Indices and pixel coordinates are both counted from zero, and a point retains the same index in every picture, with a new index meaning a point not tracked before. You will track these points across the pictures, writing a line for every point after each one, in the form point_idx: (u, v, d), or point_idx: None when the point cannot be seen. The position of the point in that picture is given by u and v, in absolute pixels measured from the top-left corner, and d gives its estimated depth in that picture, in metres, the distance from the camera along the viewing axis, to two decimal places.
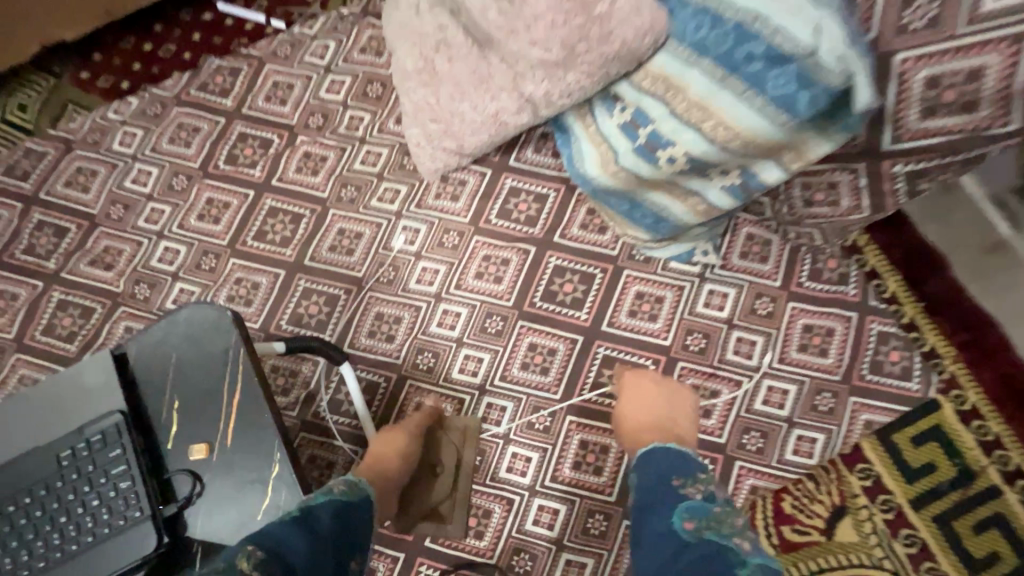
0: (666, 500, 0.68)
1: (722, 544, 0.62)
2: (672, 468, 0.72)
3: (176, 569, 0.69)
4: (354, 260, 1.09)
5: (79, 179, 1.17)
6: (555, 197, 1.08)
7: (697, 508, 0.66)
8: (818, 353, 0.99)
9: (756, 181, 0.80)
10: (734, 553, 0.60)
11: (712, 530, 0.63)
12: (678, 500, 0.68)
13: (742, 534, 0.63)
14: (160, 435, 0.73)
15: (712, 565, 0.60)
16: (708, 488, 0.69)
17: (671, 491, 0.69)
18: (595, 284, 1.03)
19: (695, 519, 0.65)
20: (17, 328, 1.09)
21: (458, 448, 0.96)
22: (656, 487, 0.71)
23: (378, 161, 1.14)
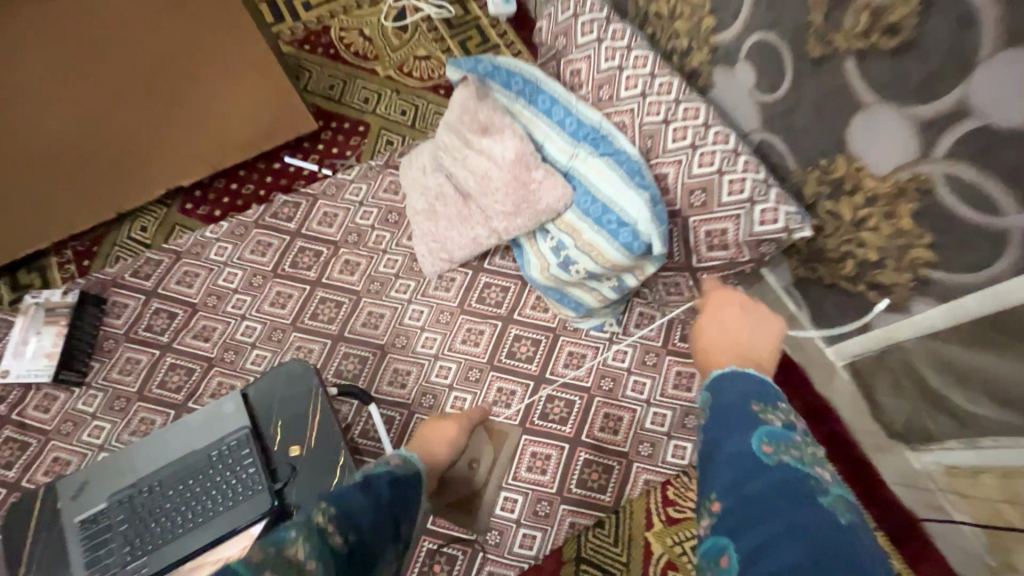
0: (749, 423, 0.74)
1: (801, 468, 0.68)
2: (753, 397, 0.80)
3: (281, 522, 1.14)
4: (379, 332, 1.60)
5: (186, 278, 1.69)
6: (514, 288, 1.62)
7: (779, 434, 0.72)
8: (686, 388, 1.50)
9: (626, 284, 1.36)
10: (812, 479, 0.66)
11: (792, 456, 0.69)
12: (760, 423, 0.74)
13: (819, 464, 0.69)
14: (269, 442, 1.20)
15: (794, 484, 0.65)
16: (786, 418, 0.76)
17: (752, 415, 0.76)
18: (541, 346, 1.56)
19: (773, 443, 0.71)
20: (139, 383, 1.56)
21: (493, 452, 1.45)
22: (736, 410, 0.78)
23: (395, 265, 1.68)
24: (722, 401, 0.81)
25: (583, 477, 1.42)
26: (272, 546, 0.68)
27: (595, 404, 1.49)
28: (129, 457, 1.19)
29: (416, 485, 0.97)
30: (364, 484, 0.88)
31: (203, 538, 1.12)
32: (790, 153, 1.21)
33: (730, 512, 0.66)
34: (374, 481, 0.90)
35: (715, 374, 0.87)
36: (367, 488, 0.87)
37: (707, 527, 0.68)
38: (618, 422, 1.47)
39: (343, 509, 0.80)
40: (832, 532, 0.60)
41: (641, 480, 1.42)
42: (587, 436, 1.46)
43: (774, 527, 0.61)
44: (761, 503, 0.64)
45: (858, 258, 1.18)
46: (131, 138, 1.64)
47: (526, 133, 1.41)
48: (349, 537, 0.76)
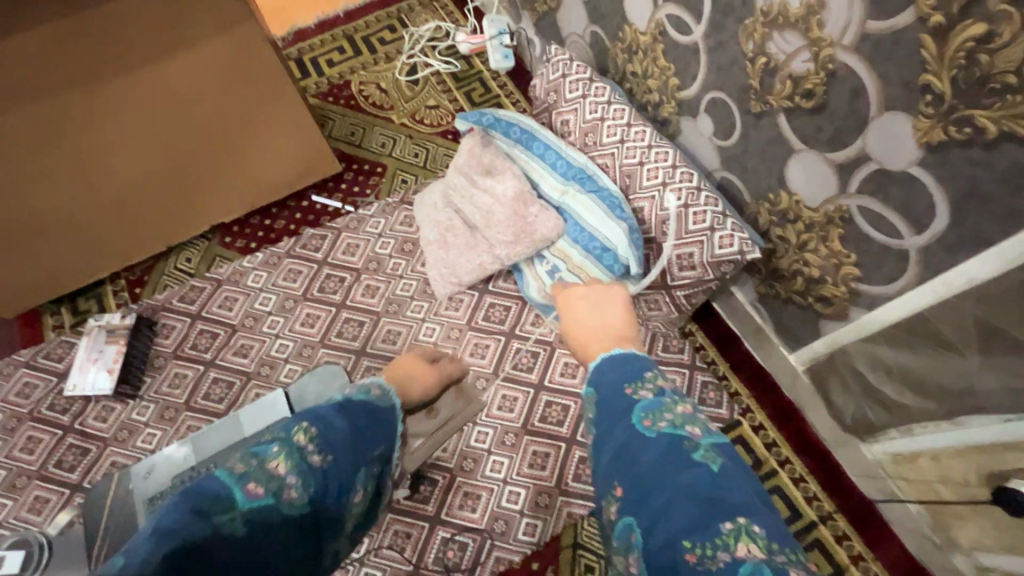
0: (628, 408, 0.91)
1: (677, 432, 0.86)
2: (625, 380, 0.96)
3: None
4: (397, 347, 1.82)
5: (226, 303, 1.92)
6: (515, 307, 1.84)
7: (654, 408, 0.90)
8: None
9: None
10: (685, 441, 0.84)
11: (666, 423, 0.87)
12: (634, 405, 0.91)
13: (691, 422, 0.88)
14: None
15: (673, 447, 0.84)
16: (656, 386, 0.94)
17: (628, 400, 0.93)
18: (540, 358, 1.77)
19: (650, 417, 0.89)
20: (186, 395, 1.77)
21: (453, 409, 1.65)
22: (615, 401, 0.94)
23: (411, 288, 1.91)
24: (603, 392, 0.97)
25: (578, 471, 1.61)
26: (254, 458, 0.86)
27: None
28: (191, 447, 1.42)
29: (392, 414, 1.07)
30: (342, 408, 1.01)
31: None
32: (746, 189, 1.45)
33: (632, 496, 0.82)
34: (353, 406, 1.03)
35: (592, 364, 1.02)
36: (344, 411, 1.01)
37: (616, 511, 0.85)
38: None
39: (318, 428, 0.94)
40: (708, 482, 0.79)
41: None
42: (582, 436, 1.65)
43: (665, 494, 0.79)
44: (655, 476, 0.81)
45: (805, 275, 1.40)
46: (160, 186, 1.82)
47: (524, 173, 1.66)
48: (322, 452, 0.91)
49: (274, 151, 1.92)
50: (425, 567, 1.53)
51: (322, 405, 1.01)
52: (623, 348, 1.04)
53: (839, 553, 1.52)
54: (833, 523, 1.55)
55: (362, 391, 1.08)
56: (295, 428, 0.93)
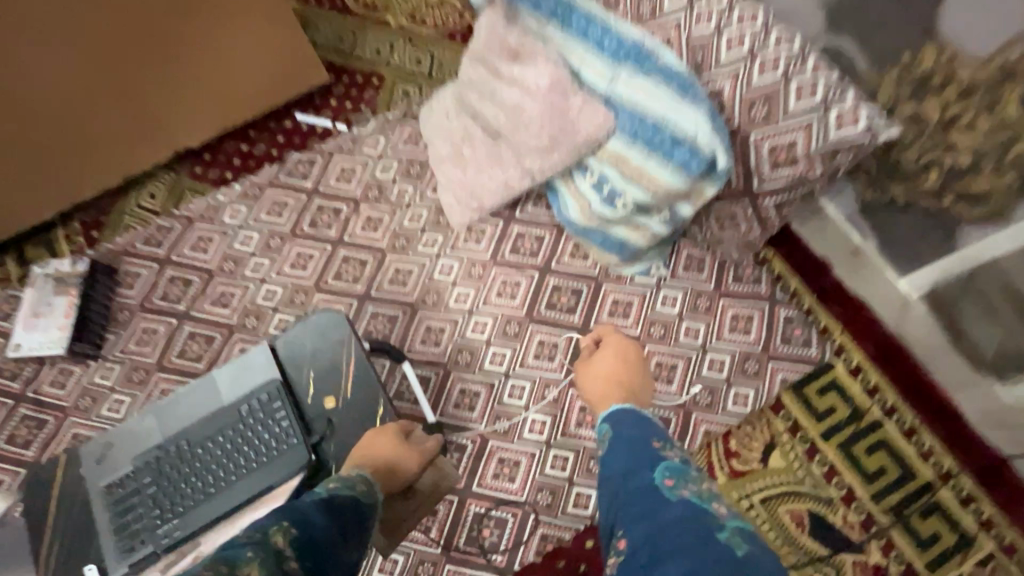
0: (649, 463, 0.80)
1: (701, 504, 0.73)
2: (652, 436, 0.86)
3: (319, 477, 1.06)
4: (407, 288, 1.49)
5: (199, 243, 1.59)
6: (549, 237, 1.51)
7: (684, 474, 0.78)
8: (743, 331, 1.38)
9: (677, 215, 1.25)
10: (707, 513, 0.71)
11: (691, 491, 0.75)
12: (660, 460, 0.80)
13: (717, 500, 0.74)
14: (302, 396, 1.11)
15: (692, 517, 0.70)
16: (682, 454, 0.84)
17: (654, 454, 0.82)
18: (583, 295, 1.44)
19: (675, 477, 0.77)
20: (158, 353, 1.47)
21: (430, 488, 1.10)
22: (639, 448, 0.83)
23: (421, 219, 1.57)
24: (625, 438, 0.86)
25: None
26: (223, 565, 0.65)
27: (645, 352, 1.38)
28: (158, 418, 1.10)
29: (374, 517, 0.88)
30: (327, 503, 0.83)
31: (238, 495, 1.04)
32: (862, 57, 1.09)
33: (637, 553, 0.69)
34: (337, 500, 0.85)
35: (614, 410, 0.94)
36: (328, 506, 0.82)
37: (614, 564, 0.72)
38: (672, 371, 1.36)
39: (303, 526, 0.76)
40: (727, 563, 0.63)
41: (701, 431, 1.31)
42: None
43: (679, 562, 0.65)
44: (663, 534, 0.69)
45: (943, 167, 1.06)
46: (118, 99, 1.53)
47: (561, 59, 1.29)
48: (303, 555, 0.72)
49: (252, 65, 1.64)
50: (456, 551, 1.25)
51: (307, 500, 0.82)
52: (636, 406, 0.94)
53: (965, 520, 1.23)
54: (955, 482, 1.26)
55: (342, 486, 0.88)
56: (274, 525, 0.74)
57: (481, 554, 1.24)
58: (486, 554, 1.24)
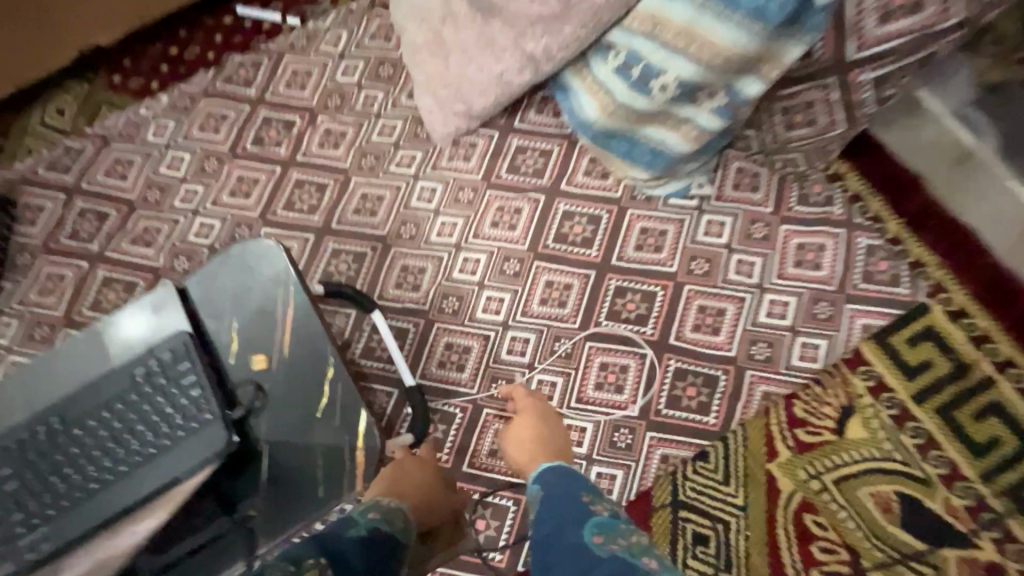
0: (576, 519, 0.70)
1: (631, 560, 0.63)
2: (581, 489, 0.75)
3: (244, 466, 0.75)
4: (377, 219, 1.17)
5: (117, 168, 1.26)
6: (558, 151, 1.18)
7: (613, 528, 0.68)
8: (812, 266, 1.06)
9: (740, 96, 0.91)
10: (639, 571, 0.61)
11: (620, 546, 0.65)
12: (588, 518, 0.69)
13: (649, 555, 0.64)
14: (222, 354, 0.80)
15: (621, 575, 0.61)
16: (613, 507, 0.72)
17: (582, 510, 0.71)
18: (603, 224, 1.12)
19: (603, 534, 0.67)
20: (65, 305, 1.17)
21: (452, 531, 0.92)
22: (566, 506, 0.72)
23: (394, 132, 1.23)
24: (551, 498, 0.74)
25: (674, 394, 1.01)
26: None
27: (684, 294, 1.06)
28: (29, 386, 0.80)
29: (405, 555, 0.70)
30: (368, 544, 0.66)
31: (131, 492, 0.71)
32: None
33: None
34: (381, 543, 0.67)
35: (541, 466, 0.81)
36: (371, 549, 0.65)
37: None
38: (720, 317, 1.05)
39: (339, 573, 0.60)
40: None
41: (758, 394, 1.01)
42: (676, 339, 1.04)
43: None
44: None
45: None
46: None
47: None
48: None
49: None
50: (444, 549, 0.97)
51: (345, 536, 0.66)
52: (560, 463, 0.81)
53: None
54: None
55: (383, 520, 0.71)
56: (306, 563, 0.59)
57: (475, 553, 0.96)
58: (481, 553, 0.96)
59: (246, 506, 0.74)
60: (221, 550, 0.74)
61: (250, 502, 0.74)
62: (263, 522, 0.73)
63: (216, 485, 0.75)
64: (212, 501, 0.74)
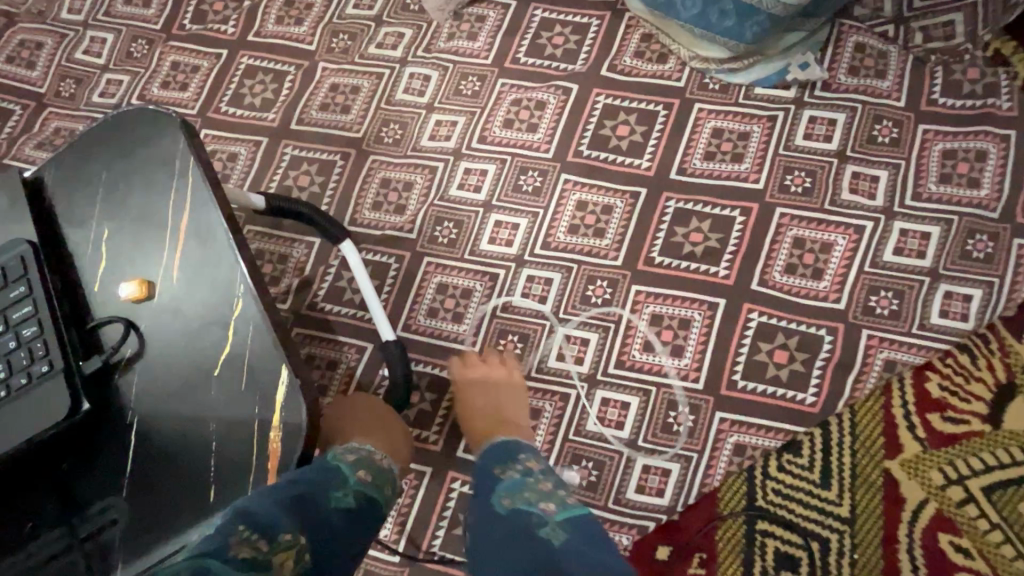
0: (481, 488, 0.54)
1: (530, 513, 0.48)
2: (490, 453, 0.59)
3: (101, 445, 0.48)
4: (351, 118, 0.87)
5: (23, 54, 0.98)
6: (598, 26, 0.86)
7: (514, 481, 0.53)
8: (965, 184, 0.73)
9: None
10: (536, 524, 0.47)
11: (523, 500, 0.50)
12: (492, 481, 0.54)
13: (553, 498, 0.50)
14: (83, 275, 0.52)
15: (520, 537, 0.46)
16: (525, 461, 0.57)
17: (487, 476, 0.56)
18: (658, 123, 0.81)
19: (506, 493, 0.51)
20: None
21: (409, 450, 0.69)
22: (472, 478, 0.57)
23: (376, 2, 0.92)
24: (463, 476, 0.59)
25: (756, 360, 0.72)
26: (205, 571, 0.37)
27: (773, 220, 0.75)
28: None
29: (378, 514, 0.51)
30: (356, 515, 0.48)
31: None
32: None
33: None
34: (371, 513, 0.50)
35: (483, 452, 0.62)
36: (359, 521, 0.48)
37: None
38: (826, 254, 0.74)
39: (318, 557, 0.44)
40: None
41: (879, 363, 0.71)
42: (760, 284, 0.74)
43: None
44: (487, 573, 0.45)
45: None
46: None
47: None
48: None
49: None
50: (429, 561, 0.70)
51: (328, 500, 0.47)
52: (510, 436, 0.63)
53: None
54: None
55: (374, 485, 0.52)
56: (282, 539, 0.42)
57: None
58: None
59: (100, 509, 0.46)
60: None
61: (107, 504, 0.46)
62: (122, 539, 0.46)
63: (58, 475, 0.48)
64: (49, 500, 0.47)
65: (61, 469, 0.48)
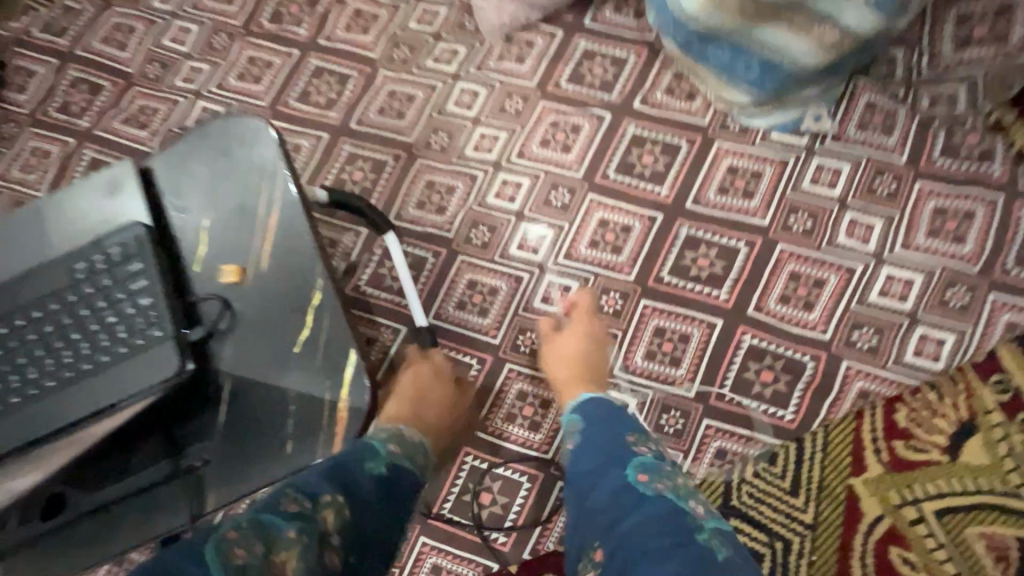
0: (620, 457, 0.55)
1: (679, 504, 0.50)
2: (625, 428, 0.59)
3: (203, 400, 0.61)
4: (405, 124, 0.97)
5: (116, 36, 1.09)
6: (635, 61, 0.94)
7: (650, 461, 0.55)
8: (951, 240, 0.81)
9: None
10: (687, 516, 0.49)
11: (669, 488, 0.52)
12: (634, 456, 0.55)
13: (698, 497, 0.52)
14: (186, 255, 0.64)
15: (669, 522, 0.48)
16: (658, 447, 0.58)
17: (625, 448, 0.57)
18: (679, 157, 0.89)
19: (651, 472, 0.53)
20: (48, 186, 1.02)
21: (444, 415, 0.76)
22: (609, 442, 0.58)
23: (436, 19, 1.01)
24: (594, 436, 0.59)
25: (744, 377, 0.81)
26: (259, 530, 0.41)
27: (774, 255, 0.84)
28: None
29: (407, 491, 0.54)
30: (385, 486, 0.52)
31: (60, 414, 0.56)
32: None
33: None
34: (395, 486, 0.53)
35: (598, 413, 0.62)
36: (385, 491, 0.52)
37: None
38: (818, 289, 0.82)
39: (357, 510, 0.48)
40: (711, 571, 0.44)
41: (852, 391, 0.80)
42: (756, 310, 0.83)
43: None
44: (637, 544, 0.47)
45: None
46: None
47: None
48: (347, 545, 0.46)
49: None
50: (438, 520, 0.81)
51: (362, 469, 0.52)
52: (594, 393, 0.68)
53: None
54: None
55: (406, 456, 0.57)
56: (324, 499, 0.46)
57: (475, 531, 0.80)
58: (482, 531, 0.80)
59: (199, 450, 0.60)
60: (164, 498, 0.60)
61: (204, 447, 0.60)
62: (216, 471, 0.60)
63: (166, 420, 0.61)
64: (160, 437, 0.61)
65: (169, 414, 0.61)
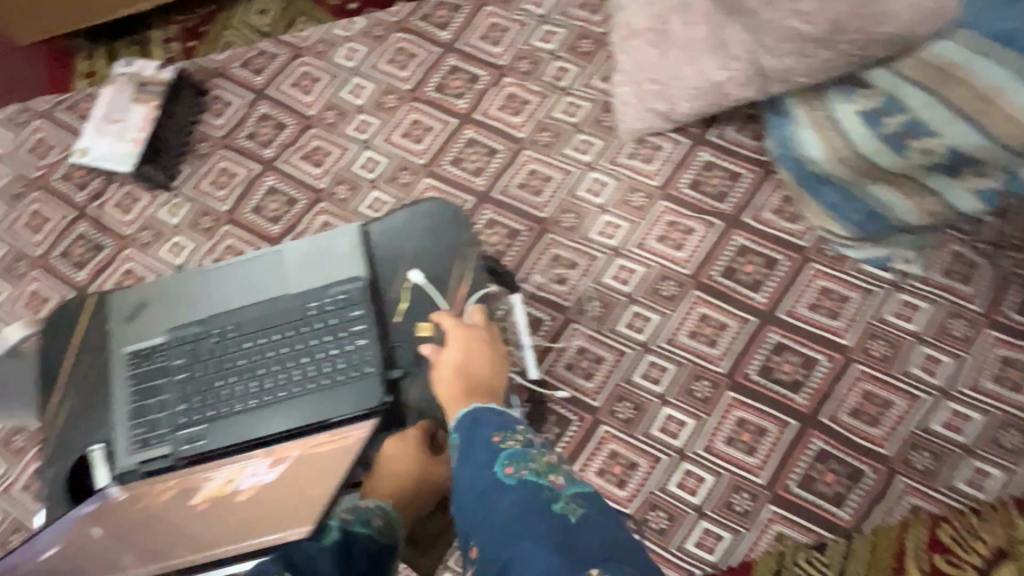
0: (484, 456, 0.57)
1: (539, 483, 0.52)
2: (491, 426, 0.60)
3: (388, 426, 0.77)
4: (541, 200, 1.13)
5: (303, 82, 1.28)
6: (748, 178, 1.08)
7: (516, 449, 0.56)
8: (1011, 387, 0.93)
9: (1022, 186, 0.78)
10: (547, 496, 0.51)
11: (530, 472, 0.54)
12: (498, 450, 0.57)
13: (559, 470, 0.54)
14: (389, 306, 0.81)
15: (527, 505, 0.50)
16: (527, 436, 0.59)
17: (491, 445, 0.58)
18: (778, 270, 1.03)
19: (514, 462, 0.55)
20: (233, 202, 1.21)
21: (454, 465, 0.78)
22: (474, 445, 0.59)
23: (579, 112, 1.17)
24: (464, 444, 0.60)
25: (809, 474, 0.94)
26: None
27: (850, 373, 0.96)
28: (212, 280, 0.83)
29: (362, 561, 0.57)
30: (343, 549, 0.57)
31: (292, 417, 0.76)
32: None
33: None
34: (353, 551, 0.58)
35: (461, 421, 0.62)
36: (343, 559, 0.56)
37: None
38: (885, 410, 0.94)
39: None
40: (560, 537, 0.46)
41: (904, 504, 0.91)
42: (828, 418, 0.95)
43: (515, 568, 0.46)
44: (501, 535, 0.49)
45: None
46: None
47: None
48: None
49: None
50: None
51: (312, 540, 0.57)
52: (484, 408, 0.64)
53: None
54: None
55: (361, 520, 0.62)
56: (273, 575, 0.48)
57: None
58: None
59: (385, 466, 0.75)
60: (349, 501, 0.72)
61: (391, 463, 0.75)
62: None
63: None
64: None
65: None
